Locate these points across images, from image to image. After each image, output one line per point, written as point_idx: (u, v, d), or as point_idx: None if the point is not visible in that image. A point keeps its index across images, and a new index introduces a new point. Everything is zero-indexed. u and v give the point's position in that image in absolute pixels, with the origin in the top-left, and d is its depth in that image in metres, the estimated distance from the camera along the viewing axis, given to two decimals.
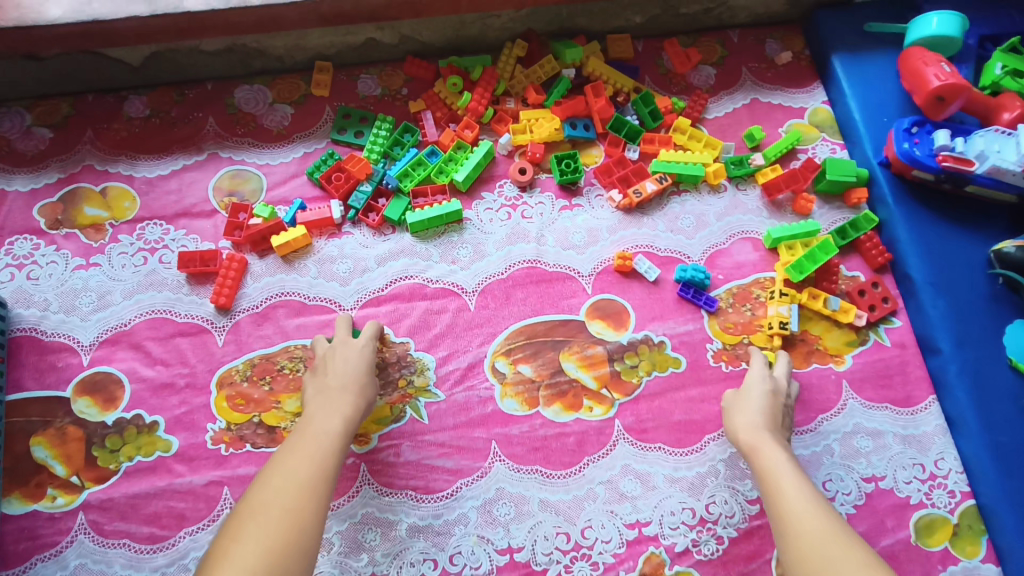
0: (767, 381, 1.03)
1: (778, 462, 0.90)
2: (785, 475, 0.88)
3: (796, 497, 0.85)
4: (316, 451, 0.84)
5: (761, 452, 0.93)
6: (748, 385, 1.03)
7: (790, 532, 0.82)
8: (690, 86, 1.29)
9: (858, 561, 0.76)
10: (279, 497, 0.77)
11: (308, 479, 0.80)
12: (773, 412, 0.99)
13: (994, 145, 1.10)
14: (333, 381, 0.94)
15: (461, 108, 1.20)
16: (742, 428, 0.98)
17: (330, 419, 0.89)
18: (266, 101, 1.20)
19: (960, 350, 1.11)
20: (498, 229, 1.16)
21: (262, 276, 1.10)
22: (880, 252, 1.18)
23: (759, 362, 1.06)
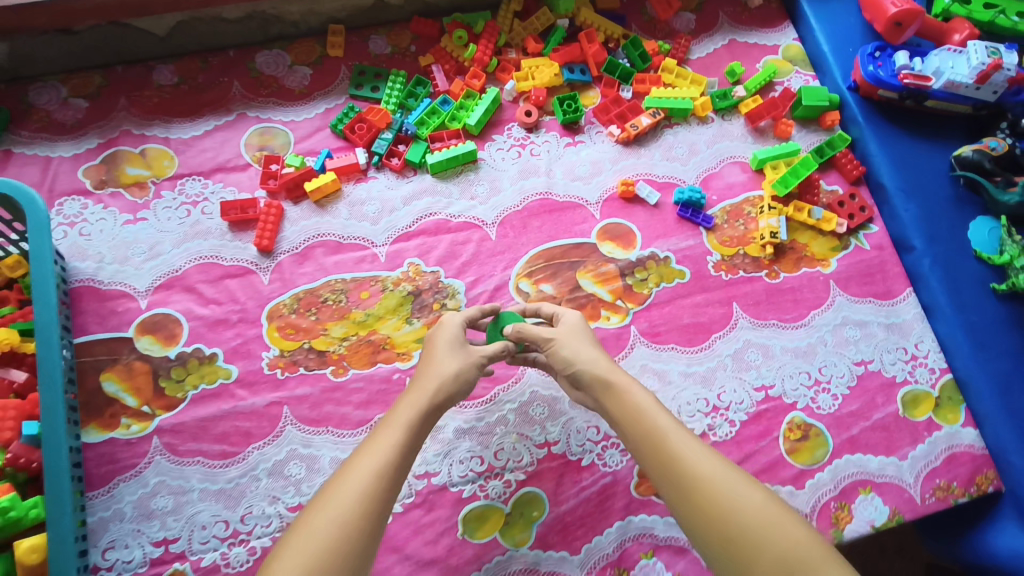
0: (586, 325, 1.01)
1: (644, 402, 0.86)
2: (660, 417, 0.84)
3: (677, 439, 0.81)
4: (394, 459, 0.80)
5: (626, 389, 0.88)
6: (571, 325, 1.00)
7: (681, 474, 0.77)
8: (673, 31, 1.41)
9: (755, 496, 0.73)
10: (347, 506, 0.74)
11: (382, 492, 0.76)
12: (600, 349, 0.97)
13: (948, 62, 1.23)
14: (426, 382, 0.91)
15: (468, 60, 1.30)
16: (584, 364, 0.93)
17: (409, 425, 0.85)
18: (286, 64, 1.30)
19: (931, 245, 1.24)
20: (510, 166, 1.28)
21: (299, 220, 1.20)
22: (854, 167, 1.31)
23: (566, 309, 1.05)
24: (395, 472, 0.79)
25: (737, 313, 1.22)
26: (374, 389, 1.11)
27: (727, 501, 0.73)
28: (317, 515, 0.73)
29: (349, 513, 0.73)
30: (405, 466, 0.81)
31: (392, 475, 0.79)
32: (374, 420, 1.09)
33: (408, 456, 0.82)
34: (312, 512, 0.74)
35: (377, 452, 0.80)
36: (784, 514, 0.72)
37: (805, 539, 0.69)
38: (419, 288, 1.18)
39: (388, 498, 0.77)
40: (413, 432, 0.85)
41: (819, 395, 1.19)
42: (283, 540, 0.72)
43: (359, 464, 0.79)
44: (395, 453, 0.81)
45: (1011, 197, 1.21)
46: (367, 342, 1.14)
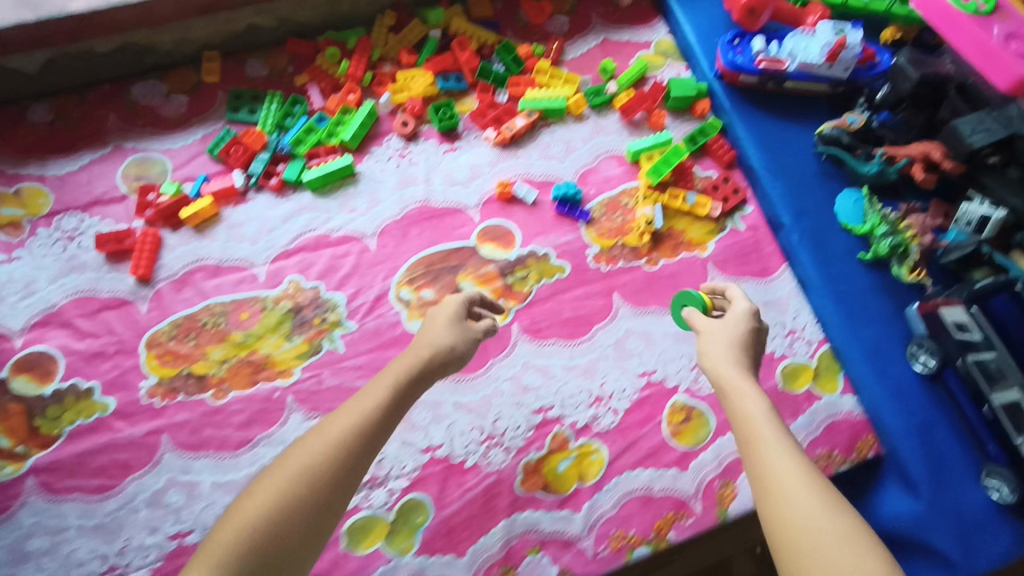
0: (750, 317, 0.91)
1: (759, 411, 0.79)
2: (761, 425, 0.78)
3: (776, 447, 0.75)
4: (371, 420, 0.80)
5: (739, 390, 0.81)
6: (723, 324, 0.90)
7: (768, 488, 0.72)
8: (548, 34, 1.43)
9: (837, 520, 0.69)
10: (300, 469, 0.73)
11: (343, 457, 0.75)
12: (745, 350, 0.87)
13: (801, 44, 1.28)
14: (417, 350, 0.90)
15: (342, 76, 1.31)
16: (710, 367, 0.86)
17: (392, 388, 0.84)
18: (162, 93, 1.30)
19: (799, 221, 1.28)
20: (388, 177, 1.29)
21: (177, 247, 1.21)
22: (726, 151, 1.36)
23: (741, 298, 0.94)
24: (366, 436, 0.78)
25: (618, 303, 1.25)
26: (255, 408, 1.13)
27: (797, 521, 0.69)
28: (278, 474, 0.73)
29: (310, 475, 0.73)
30: (379, 430, 0.80)
31: (363, 441, 0.77)
32: (255, 440, 1.11)
33: (387, 421, 0.81)
34: (282, 467, 0.74)
35: (354, 417, 0.79)
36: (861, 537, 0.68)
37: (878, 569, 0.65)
38: (299, 304, 1.19)
39: (349, 460, 0.76)
40: (399, 396, 0.84)
41: (698, 377, 1.23)
42: (253, 486, 0.75)
43: (335, 426, 0.78)
44: (375, 415, 0.80)
45: (870, 168, 1.26)
46: (247, 362, 1.15)
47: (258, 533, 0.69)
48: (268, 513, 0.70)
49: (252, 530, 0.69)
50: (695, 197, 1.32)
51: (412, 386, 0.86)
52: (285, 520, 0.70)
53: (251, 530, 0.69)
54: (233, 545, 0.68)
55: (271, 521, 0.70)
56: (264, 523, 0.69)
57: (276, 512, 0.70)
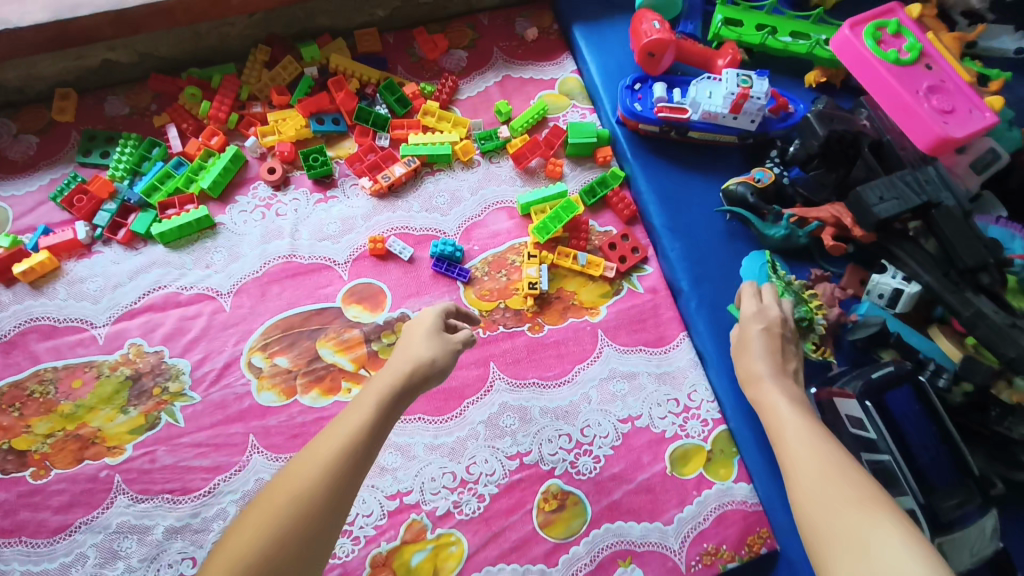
0: (756, 318, 0.96)
1: (779, 408, 0.83)
2: (787, 424, 0.80)
3: (795, 442, 0.77)
4: (359, 436, 0.76)
5: (768, 403, 0.85)
6: (739, 335, 0.96)
7: (795, 480, 0.74)
8: (442, 70, 1.32)
9: (849, 500, 0.68)
10: (302, 486, 0.70)
11: (335, 473, 0.72)
12: (772, 353, 0.92)
13: (704, 91, 1.16)
14: (398, 364, 0.86)
15: (204, 117, 1.22)
16: (745, 376, 0.92)
17: (377, 402, 0.80)
18: (10, 133, 1.20)
19: (698, 286, 1.17)
20: (251, 229, 1.18)
21: (10, 305, 1.11)
22: (627, 206, 1.24)
23: (750, 296, 0.99)
24: (356, 449, 0.75)
25: (494, 373, 1.14)
26: (78, 489, 1.03)
27: (819, 503, 0.69)
28: (268, 500, 0.70)
29: (298, 497, 0.70)
30: (371, 437, 0.77)
31: (353, 455, 0.74)
32: (75, 526, 1.01)
33: (375, 436, 0.77)
34: (275, 492, 0.71)
35: (335, 434, 0.76)
36: (878, 514, 0.65)
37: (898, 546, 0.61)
38: (138, 371, 1.09)
39: (346, 476, 0.73)
40: (384, 411, 0.80)
41: (580, 459, 1.10)
42: (245, 514, 0.71)
43: (321, 444, 0.75)
44: (358, 428, 0.77)
45: (777, 231, 1.14)
46: (75, 437, 1.05)
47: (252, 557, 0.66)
48: (251, 541, 0.67)
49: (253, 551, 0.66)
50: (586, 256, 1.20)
51: (395, 397, 0.82)
52: (271, 545, 0.67)
53: (245, 559, 0.65)
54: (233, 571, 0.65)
55: (262, 547, 0.66)
56: (257, 550, 0.66)
57: (256, 539, 0.67)
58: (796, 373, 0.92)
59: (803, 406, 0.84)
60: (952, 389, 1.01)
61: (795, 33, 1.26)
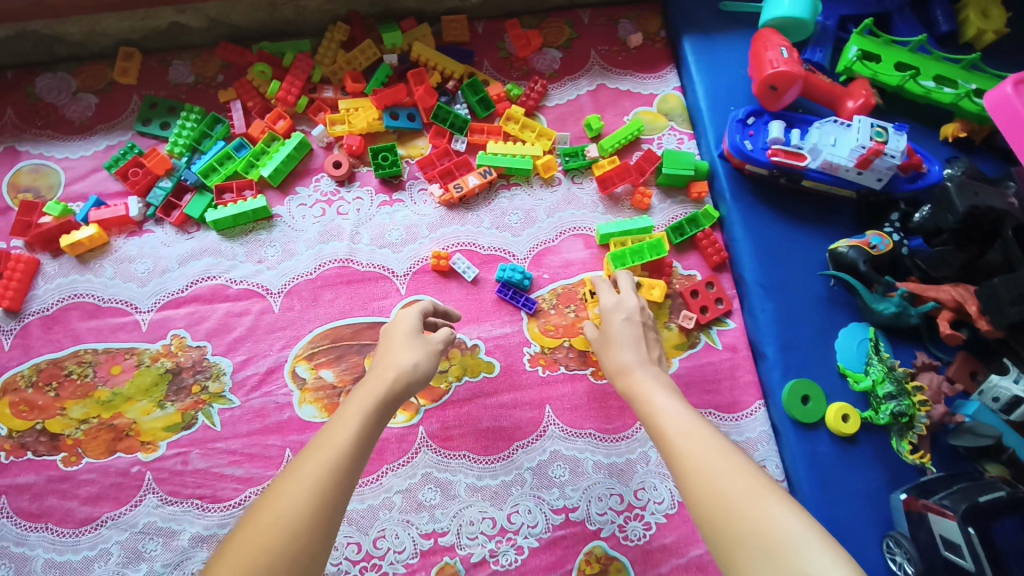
0: (632, 310, 0.90)
1: (651, 392, 0.77)
2: (662, 411, 0.74)
3: (671, 424, 0.71)
4: (346, 459, 0.68)
5: (637, 391, 0.79)
6: (603, 330, 0.89)
7: (679, 466, 0.67)
8: (532, 71, 1.21)
9: (732, 473, 0.64)
10: (293, 513, 0.62)
11: (327, 499, 0.64)
12: (641, 342, 0.86)
13: (829, 138, 1.03)
14: (379, 374, 0.78)
15: (272, 97, 1.14)
16: (614, 370, 0.84)
17: (360, 419, 0.72)
18: (69, 90, 1.14)
19: (785, 355, 1.05)
20: (310, 226, 1.11)
21: (55, 277, 1.07)
22: (717, 251, 1.12)
23: (626, 291, 0.93)
24: (347, 467, 0.67)
25: (549, 418, 1.06)
26: (107, 482, 0.98)
27: (709, 486, 0.63)
28: (253, 528, 0.61)
29: (290, 527, 0.61)
30: (362, 454, 0.70)
31: (342, 472, 0.67)
32: (101, 519, 0.96)
33: (361, 455, 0.70)
34: (258, 516, 0.62)
35: (322, 453, 0.68)
36: (773, 500, 0.61)
37: (803, 536, 0.57)
38: (179, 365, 1.04)
39: (337, 497, 0.65)
40: (370, 426, 0.73)
41: (629, 523, 1.01)
42: (223, 546, 0.62)
43: (303, 465, 0.67)
44: (349, 445, 0.69)
45: (887, 306, 1.01)
46: (109, 427, 1.01)
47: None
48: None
49: None
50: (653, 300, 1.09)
51: (382, 408, 0.75)
52: None
53: None
54: None
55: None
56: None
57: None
58: (660, 361, 0.87)
59: (673, 391, 0.78)
60: None
61: (939, 76, 1.10)
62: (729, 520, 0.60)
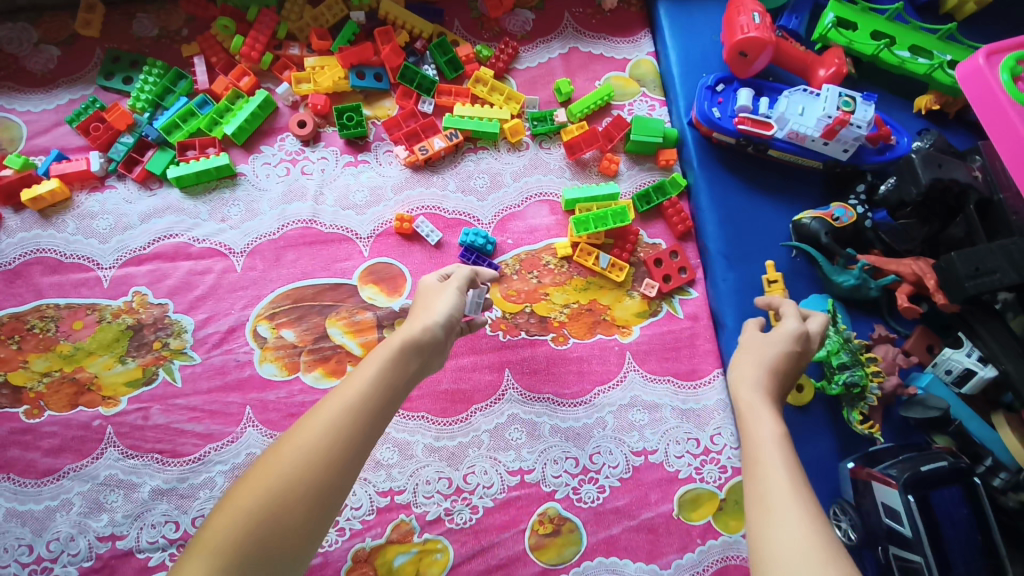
0: (795, 338, 0.83)
1: (773, 432, 0.70)
2: (778, 458, 0.67)
3: (785, 476, 0.65)
4: (371, 396, 0.71)
5: (756, 417, 0.73)
6: (762, 343, 0.82)
7: (767, 518, 0.61)
8: (503, 32, 1.19)
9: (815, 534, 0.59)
10: (312, 447, 0.65)
11: (348, 438, 0.67)
12: (778, 376, 0.80)
13: (797, 107, 1.02)
14: (413, 323, 0.82)
15: (236, 53, 1.12)
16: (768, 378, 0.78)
17: (387, 360, 0.75)
18: (30, 41, 1.12)
19: (743, 324, 1.05)
20: (273, 186, 1.10)
21: (18, 232, 1.06)
22: (682, 220, 1.11)
23: (792, 315, 0.87)
24: (369, 416, 0.69)
25: (508, 382, 1.07)
26: (69, 435, 1.00)
27: (786, 551, 0.58)
28: (276, 454, 0.65)
29: (308, 458, 0.64)
30: (387, 401, 0.72)
31: (365, 419, 0.69)
32: (63, 471, 0.98)
33: (386, 394, 0.72)
34: (283, 446, 0.66)
35: (345, 395, 0.70)
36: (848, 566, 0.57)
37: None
38: (140, 322, 1.04)
39: (359, 435, 0.68)
40: (396, 367, 0.75)
41: (583, 485, 1.03)
42: (251, 470, 0.65)
43: (328, 405, 0.69)
44: (371, 396, 0.71)
45: (846, 278, 1.01)
46: (71, 381, 1.02)
47: (253, 512, 0.60)
48: (256, 499, 0.61)
49: (253, 509, 0.61)
50: (762, 277, 1.06)
51: (409, 356, 0.77)
52: (278, 505, 0.61)
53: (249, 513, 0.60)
54: (233, 525, 0.60)
55: (265, 513, 0.61)
56: (259, 510, 0.61)
57: (263, 497, 0.61)
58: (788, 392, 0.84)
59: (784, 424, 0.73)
60: (1007, 492, 0.91)
61: (915, 47, 1.08)
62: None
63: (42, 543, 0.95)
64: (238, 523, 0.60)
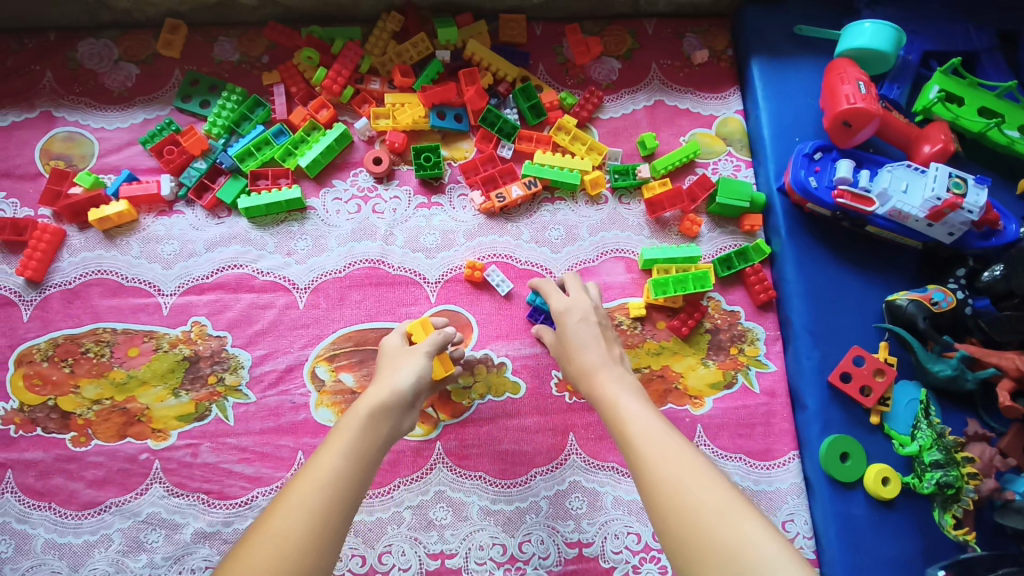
0: (582, 307, 0.90)
1: (621, 398, 0.76)
2: (632, 415, 0.73)
3: (642, 427, 0.70)
4: (343, 468, 0.67)
5: (606, 392, 0.79)
6: (563, 325, 0.89)
7: (645, 470, 0.66)
8: (588, 80, 1.15)
9: (712, 497, 0.61)
10: (291, 537, 0.59)
11: (324, 518, 0.62)
12: (602, 340, 0.87)
13: (901, 184, 0.97)
14: (381, 387, 0.80)
15: (317, 85, 1.10)
16: (586, 369, 0.83)
17: (356, 427, 0.73)
18: (111, 58, 1.11)
19: (827, 408, 0.99)
20: (343, 222, 1.07)
21: (81, 250, 1.03)
22: (764, 289, 1.05)
23: (570, 286, 0.94)
24: (345, 491, 0.65)
25: (572, 446, 1.01)
26: (114, 467, 0.95)
27: (670, 485, 0.63)
28: (248, 553, 0.58)
29: (283, 548, 0.58)
30: (361, 473, 0.68)
31: (341, 495, 0.65)
32: (105, 505, 0.93)
33: (359, 464, 0.69)
34: (255, 538, 0.60)
35: (318, 473, 0.66)
36: (749, 520, 0.58)
37: (781, 563, 0.55)
38: (197, 354, 1.00)
39: (335, 516, 0.63)
40: (369, 433, 0.73)
41: (643, 565, 0.96)
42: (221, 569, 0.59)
43: (298, 486, 0.65)
44: (342, 471, 0.67)
45: (943, 368, 0.96)
46: (121, 410, 0.97)
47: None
48: None
49: None
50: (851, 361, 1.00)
51: (377, 422, 0.75)
52: None
53: None
54: None
55: None
56: None
57: None
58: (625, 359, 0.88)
59: (635, 390, 0.79)
60: None
61: None
62: (694, 519, 0.59)
63: None
64: None
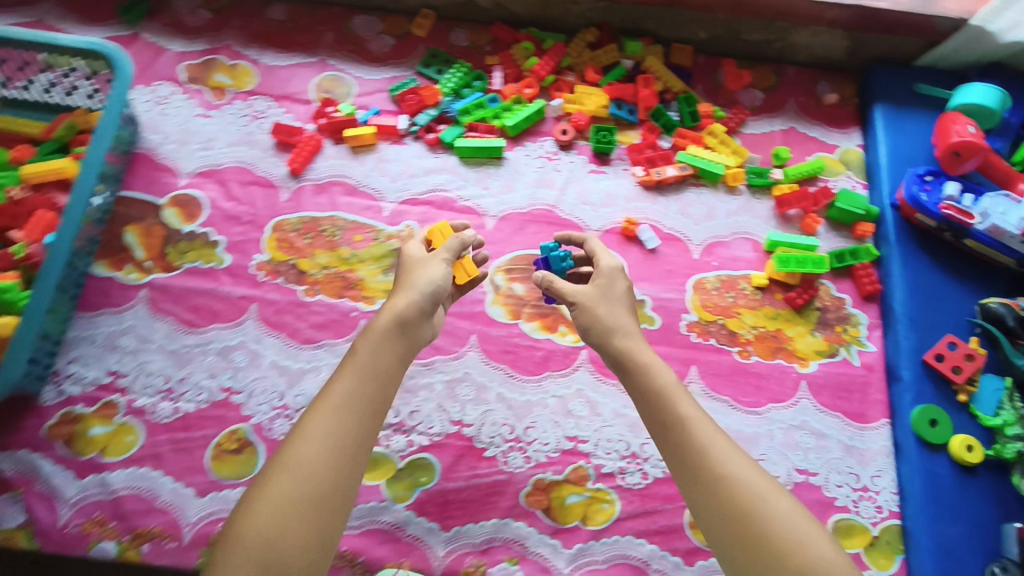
0: (621, 274, 0.99)
1: (669, 382, 0.87)
2: (685, 406, 0.84)
3: (698, 423, 0.82)
4: (353, 395, 0.80)
5: (649, 366, 0.89)
6: (598, 288, 0.97)
7: (708, 463, 0.78)
8: (736, 102, 1.43)
9: (769, 493, 0.75)
10: (305, 463, 0.73)
11: (339, 444, 0.75)
12: (632, 311, 0.96)
13: (1000, 207, 1.17)
14: (392, 303, 0.91)
15: (527, 70, 1.41)
16: (618, 335, 0.92)
17: (369, 348, 0.85)
18: (376, 31, 1.46)
19: (919, 382, 1.17)
20: (530, 172, 1.34)
21: (331, 158, 1.33)
22: (871, 281, 1.26)
23: (604, 250, 1.02)
24: (356, 415, 0.78)
25: (693, 376, 1.19)
26: (332, 316, 1.20)
27: (734, 479, 0.76)
28: (274, 478, 0.72)
29: (304, 472, 0.73)
30: (371, 397, 0.81)
31: (354, 419, 0.78)
32: (321, 342, 1.18)
33: (370, 387, 0.82)
34: (283, 462, 0.74)
35: (331, 399, 0.79)
36: (803, 514, 0.74)
37: (828, 552, 0.70)
38: (405, 248, 1.26)
39: (345, 437, 0.76)
40: (381, 356, 0.85)
41: None
42: (256, 488, 0.73)
43: (319, 415, 0.78)
44: (350, 406, 0.79)
45: None
46: (342, 277, 1.23)
47: (252, 556, 0.67)
48: (264, 519, 0.69)
49: (264, 525, 0.69)
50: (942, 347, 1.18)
51: (388, 343, 0.86)
52: (290, 517, 0.70)
53: (261, 536, 0.68)
54: (247, 547, 0.68)
55: (271, 536, 0.68)
56: (267, 531, 0.68)
57: (270, 515, 0.70)
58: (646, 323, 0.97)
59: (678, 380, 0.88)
60: None
61: None
62: (754, 510, 0.73)
63: (291, 395, 1.14)
64: (249, 544, 0.68)
